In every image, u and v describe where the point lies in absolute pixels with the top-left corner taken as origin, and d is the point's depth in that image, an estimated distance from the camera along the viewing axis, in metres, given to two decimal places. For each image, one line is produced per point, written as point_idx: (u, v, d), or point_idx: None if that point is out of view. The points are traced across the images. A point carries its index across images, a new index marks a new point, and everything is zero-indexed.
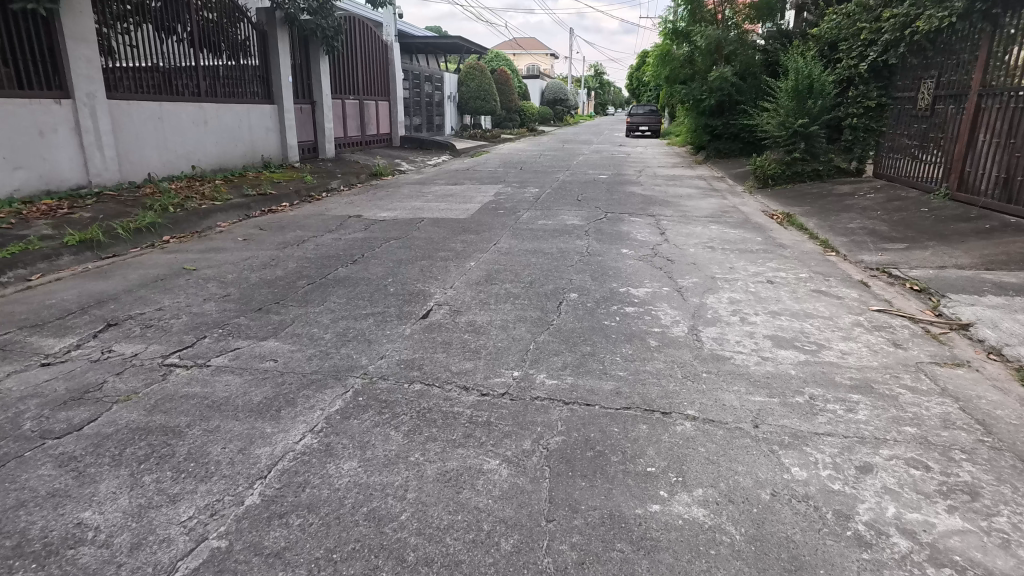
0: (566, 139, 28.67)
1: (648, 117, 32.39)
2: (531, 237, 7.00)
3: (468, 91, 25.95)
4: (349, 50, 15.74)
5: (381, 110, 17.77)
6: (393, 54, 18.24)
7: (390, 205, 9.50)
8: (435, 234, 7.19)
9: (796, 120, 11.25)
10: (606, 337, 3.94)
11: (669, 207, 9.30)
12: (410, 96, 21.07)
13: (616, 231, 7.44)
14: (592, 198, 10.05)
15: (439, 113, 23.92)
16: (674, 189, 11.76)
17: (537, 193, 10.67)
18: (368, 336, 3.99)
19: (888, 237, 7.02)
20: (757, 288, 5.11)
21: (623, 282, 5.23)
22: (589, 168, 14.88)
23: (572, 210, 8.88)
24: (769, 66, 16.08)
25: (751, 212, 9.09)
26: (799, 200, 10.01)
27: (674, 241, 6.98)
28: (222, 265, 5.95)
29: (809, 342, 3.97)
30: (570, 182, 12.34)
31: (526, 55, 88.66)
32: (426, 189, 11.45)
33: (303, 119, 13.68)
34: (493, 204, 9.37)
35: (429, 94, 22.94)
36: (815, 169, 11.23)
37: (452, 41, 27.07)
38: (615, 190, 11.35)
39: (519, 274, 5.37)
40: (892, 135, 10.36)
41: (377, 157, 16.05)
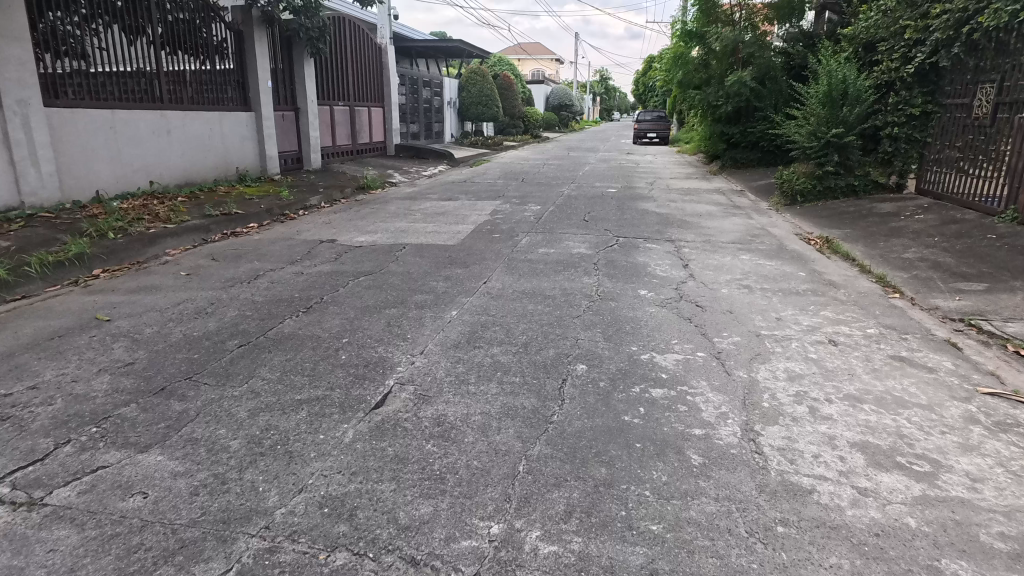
0: (572, 146, 27.56)
1: (657, 123, 31.20)
2: (529, 272, 5.86)
3: (471, 95, 24.70)
4: (337, 52, 14.66)
5: (373, 117, 16.67)
6: (387, 57, 17.16)
7: (372, 227, 8.36)
8: (416, 267, 6.05)
9: (827, 129, 10.08)
10: (627, 451, 2.77)
11: (689, 229, 8.16)
12: (407, 102, 20.01)
13: (631, 263, 6.29)
14: (602, 218, 8.90)
15: (438, 120, 22.82)
16: (692, 205, 10.61)
17: (539, 211, 9.53)
18: (293, 444, 2.84)
19: (959, 274, 5.83)
20: (817, 354, 3.96)
21: (644, 343, 4.08)
22: (597, 181, 13.74)
23: (578, 233, 7.74)
24: (791, 69, 14.88)
25: (784, 236, 7.93)
26: (835, 221, 8.83)
27: (701, 277, 5.83)
28: (146, 312, 4.83)
29: (916, 457, 2.80)
30: (575, 197, 11.20)
31: (531, 60, 87.77)
32: (417, 205, 10.32)
33: (284, 127, 12.58)
34: (488, 226, 8.25)
35: (428, 99, 21.84)
36: (849, 184, 10.04)
37: (452, 44, 25.96)
38: (626, 207, 10.23)
39: (512, 332, 4.22)
40: (941, 146, 9.15)
41: (367, 167, 14.95)
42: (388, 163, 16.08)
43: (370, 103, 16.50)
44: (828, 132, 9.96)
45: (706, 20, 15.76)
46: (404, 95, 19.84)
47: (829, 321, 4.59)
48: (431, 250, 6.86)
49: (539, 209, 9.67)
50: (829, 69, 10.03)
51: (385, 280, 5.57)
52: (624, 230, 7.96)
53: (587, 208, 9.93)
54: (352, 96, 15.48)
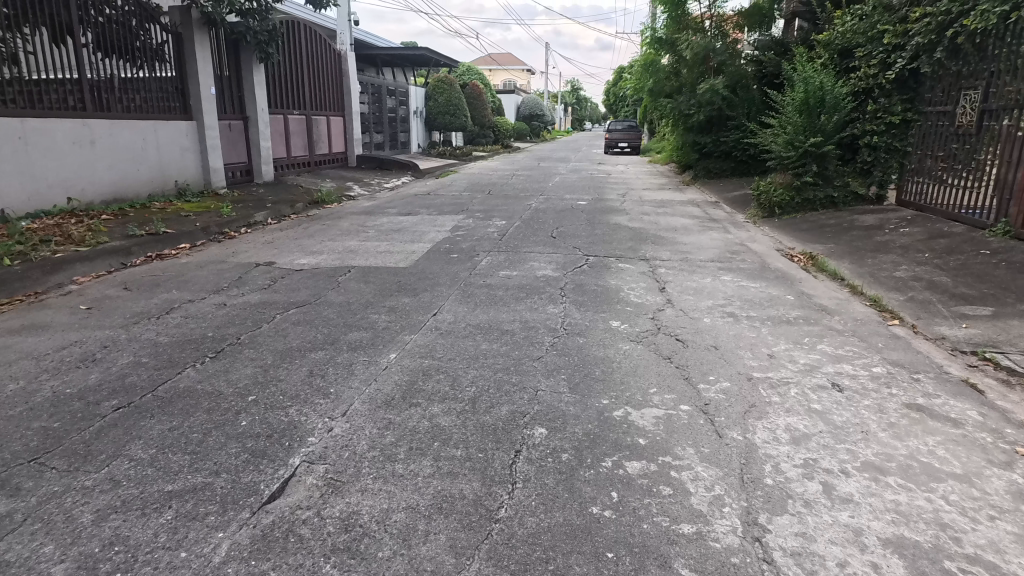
0: (542, 156, 27.06)
1: (627, 134, 30.97)
2: (487, 299, 5.17)
3: (438, 104, 24.02)
4: (291, 59, 13.85)
5: (332, 127, 15.85)
6: (347, 64, 16.39)
7: (318, 246, 7.57)
8: (358, 295, 5.31)
9: (805, 138, 9.65)
10: (596, 566, 2.08)
11: (665, 245, 7.58)
12: (370, 112, 19.23)
13: (601, 287, 5.64)
14: (571, 234, 8.27)
15: (403, 130, 22.07)
16: (666, 218, 10.07)
17: (504, 226, 8.87)
18: (142, 568, 2.08)
19: (959, 296, 5.32)
20: (822, 405, 3.33)
21: (618, 393, 3.41)
22: (567, 192, 13.15)
23: (545, 252, 7.08)
24: (763, 78, 14.54)
25: (766, 252, 7.39)
26: (817, 234, 8.35)
27: (680, 303, 5.21)
28: (18, 361, 3.99)
29: (969, 560, 2.16)
30: (543, 210, 10.57)
31: (502, 71, 87.71)
32: (372, 221, 9.55)
33: (231, 137, 11.71)
34: (448, 245, 7.54)
35: (392, 109, 21.09)
36: (828, 196, 9.60)
37: (418, 52, 25.28)
38: (597, 221, 9.64)
39: (459, 381, 3.51)
40: (923, 156, 8.75)
41: (325, 179, 14.12)
42: (348, 175, 15.27)
43: (329, 112, 15.70)
44: (806, 142, 9.53)
45: (676, 27, 15.35)
46: (367, 103, 19.06)
47: (828, 358, 3.99)
48: (380, 274, 6.13)
49: (504, 224, 9.00)
50: (805, 75, 9.61)
51: (320, 313, 4.81)
52: (595, 247, 7.33)
53: (557, 222, 9.30)
54: (309, 105, 14.68)
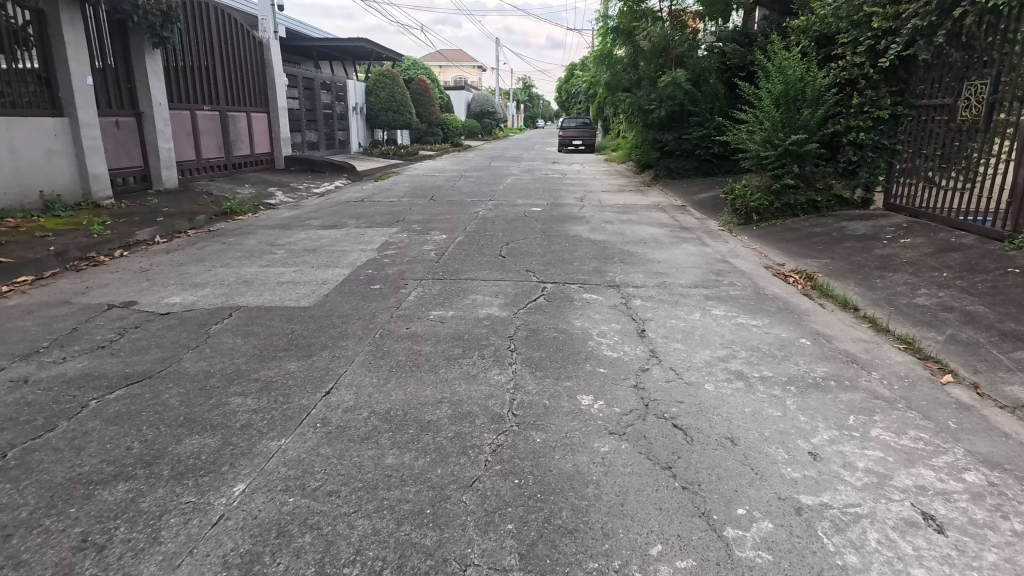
0: (494, 155, 25.67)
1: (581, 131, 29.91)
2: (408, 361, 3.74)
3: (380, 100, 22.22)
4: (197, 46, 12.02)
5: (253, 124, 14.02)
6: (269, 54, 14.58)
7: (204, 275, 5.98)
8: (225, 359, 3.79)
9: (784, 135, 8.58)
10: None
11: (636, 265, 6.30)
12: (302, 108, 17.39)
13: (564, 332, 4.29)
14: (524, 250, 6.90)
15: (341, 128, 20.25)
16: (634, 226, 8.82)
17: (445, 241, 7.44)
18: None
19: (1013, 334, 4.20)
20: (929, 573, 2.05)
21: (601, 566, 2.04)
22: (520, 197, 11.79)
23: (492, 278, 5.68)
24: (726, 71, 13.57)
25: (755, 272, 6.21)
26: (806, 246, 7.26)
27: (669, 357, 3.91)
28: None
29: None
30: (492, 219, 9.17)
31: (453, 68, 85.83)
32: (286, 236, 7.97)
33: (119, 138, 9.85)
34: (371, 270, 6.07)
35: (328, 104, 19.26)
36: (811, 200, 8.54)
37: (358, 44, 23.41)
38: (556, 230, 8.32)
39: (336, 551, 2.09)
40: (915, 154, 7.78)
41: (243, 185, 12.32)
42: (272, 179, 13.48)
43: (249, 108, 13.88)
44: (786, 140, 8.46)
45: (633, 15, 14.20)
46: (298, 98, 17.21)
47: (897, 457, 2.73)
48: (270, 318, 4.62)
49: (445, 238, 7.58)
50: (784, 64, 8.53)
51: (156, 397, 3.28)
52: (554, 270, 5.98)
53: (508, 235, 7.92)
54: (224, 100, 12.87)
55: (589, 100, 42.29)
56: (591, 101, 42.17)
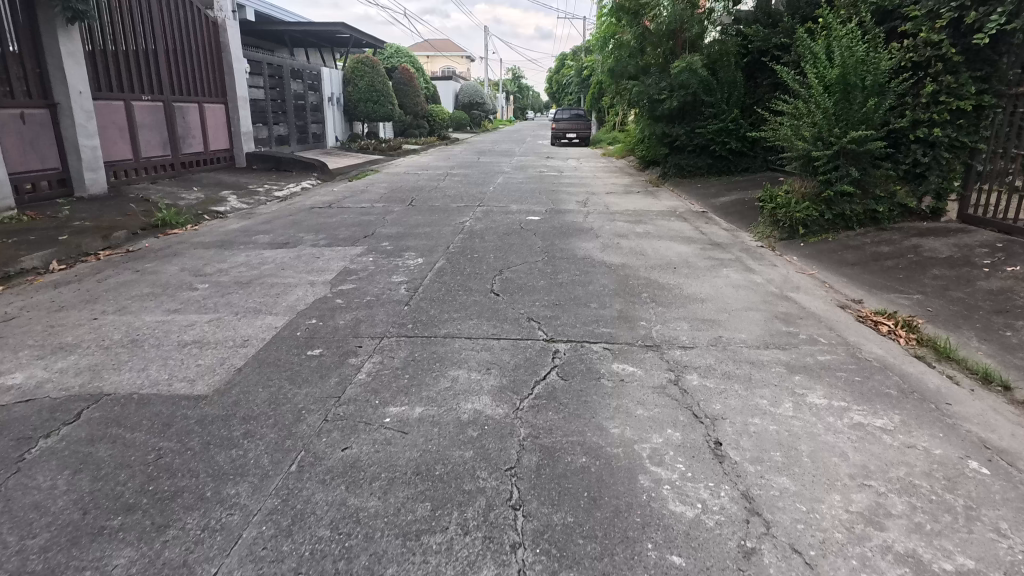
0: (483, 149, 23.97)
1: (575, 123, 28.24)
2: (333, 542, 2.12)
3: (358, 90, 20.31)
4: (131, 24, 10.21)
5: (207, 117, 12.25)
6: (226, 35, 12.74)
7: (82, 330, 4.31)
8: (12, 539, 2.16)
9: (840, 131, 6.99)
10: None
11: (675, 308, 4.71)
12: (268, 97, 15.58)
13: (595, 453, 2.69)
14: (524, 282, 5.25)
15: (315, 120, 18.42)
16: (655, 242, 7.23)
17: (423, 267, 5.82)
18: None
19: None
20: None
21: None
22: (515, 201, 10.13)
23: (481, 335, 4.04)
24: (745, 55, 12.00)
25: (833, 318, 4.65)
26: (880, 274, 5.73)
27: (779, 514, 2.33)
28: None
29: None
30: (481, 231, 7.55)
31: (441, 58, 83.59)
32: (222, 259, 6.32)
33: (28, 135, 8.12)
34: (317, 318, 4.44)
35: (299, 94, 17.39)
36: (870, 210, 6.99)
37: (334, 28, 21.43)
38: (563, 249, 6.71)
39: None
40: (1007, 154, 6.25)
41: (190, 188, 10.59)
42: (228, 180, 11.75)
43: (201, 97, 12.09)
44: (843, 137, 6.87)
45: None
46: (264, 87, 15.37)
47: None
48: (135, 423, 2.97)
49: (421, 263, 5.96)
50: (841, 43, 6.93)
51: None
52: (564, 319, 4.38)
53: (503, 255, 6.27)
54: (168, 88, 11.09)
55: (581, 91, 40.63)
56: (584, 92, 40.47)
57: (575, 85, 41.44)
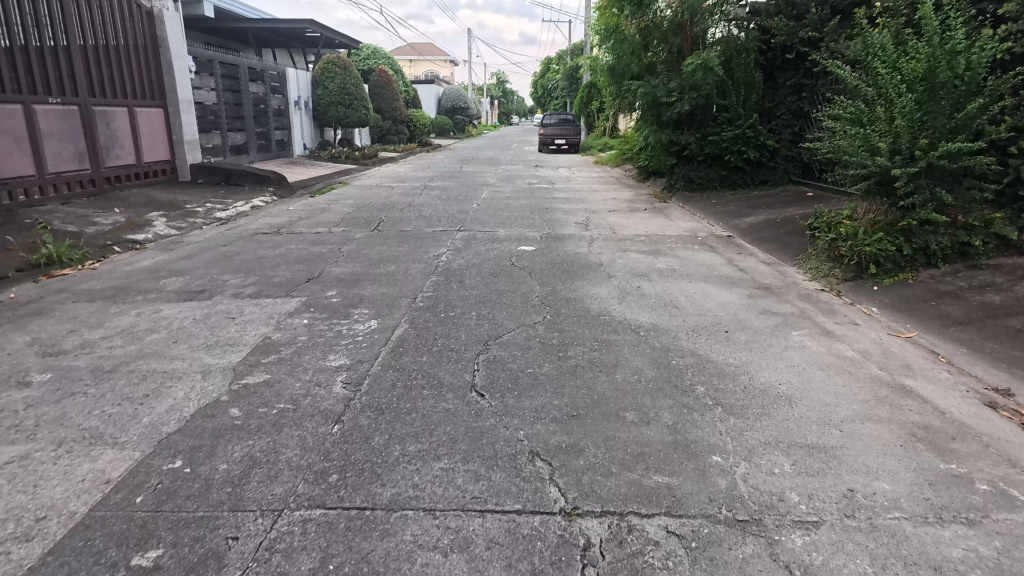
0: (467, 157, 22.31)
1: (563, 128, 26.67)
2: None
3: (328, 93, 18.51)
4: (33, 13, 8.41)
5: (139, 123, 10.44)
6: (164, 29, 10.94)
7: None
8: None
9: (925, 142, 5.41)
10: None
11: (756, 422, 3.04)
12: (222, 101, 13.77)
13: None
14: (522, 370, 3.54)
15: (278, 126, 16.61)
16: (686, 285, 5.58)
17: (375, 337, 4.09)
18: None
19: None
20: None
21: None
22: (502, 224, 8.43)
23: (449, 504, 2.33)
24: (765, 52, 10.58)
25: (999, 435, 3.01)
26: (1011, 342, 4.13)
27: None
28: None
29: None
30: (462, 272, 5.81)
31: (424, 61, 81.80)
32: (99, 322, 4.54)
33: None
34: (184, 458, 2.70)
35: (259, 97, 15.54)
36: (961, 242, 5.41)
37: (302, 25, 19.55)
38: (570, 299, 5.01)
39: None
40: None
41: (110, 209, 8.77)
42: (162, 198, 9.92)
43: (132, 101, 10.28)
44: (931, 149, 5.29)
45: None
46: (216, 90, 13.53)
47: None
48: None
49: (374, 330, 4.23)
50: (927, 28, 5.36)
51: None
52: (589, 454, 2.69)
53: (490, 313, 4.57)
54: (86, 90, 9.27)
55: (569, 95, 39.20)
56: (572, 95, 39.00)
57: (563, 88, 39.97)
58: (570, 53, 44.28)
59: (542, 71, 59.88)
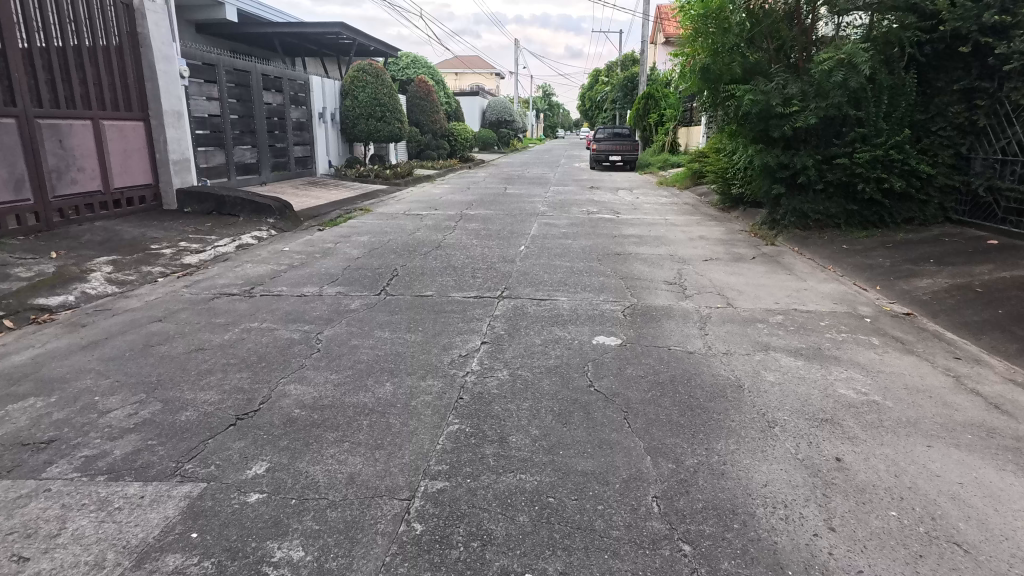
0: (512, 176, 19.92)
1: (619, 144, 24.03)
2: None
3: (358, 104, 16.42)
4: None
5: (110, 139, 8.44)
6: (145, 24, 8.93)
7: None
8: None
9: None
10: None
11: None
12: (228, 113, 11.78)
13: None
14: None
15: (299, 142, 14.60)
16: (933, 464, 2.90)
17: None
18: None
19: None
20: None
21: None
22: (562, 287, 5.87)
23: None
24: (922, 46, 7.73)
25: None
26: None
27: None
28: None
29: None
30: (503, 410, 3.28)
31: (470, 75, 80.64)
32: None
33: None
34: None
35: (275, 109, 13.51)
36: None
37: (332, 29, 17.54)
38: (726, 517, 2.42)
39: None
40: None
41: (45, 253, 6.67)
42: (127, 234, 7.82)
43: (98, 112, 8.26)
44: None
45: None
46: (220, 99, 11.51)
47: None
48: None
49: None
50: None
51: None
52: None
53: None
54: (30, 98, 7.26)
55: (621, 107, 36.51)
56: (624, 107, 36.30)
57: (614, 100, 37.34)
58: (622, 64, 41.68)
59: (590, 83, 57.43)
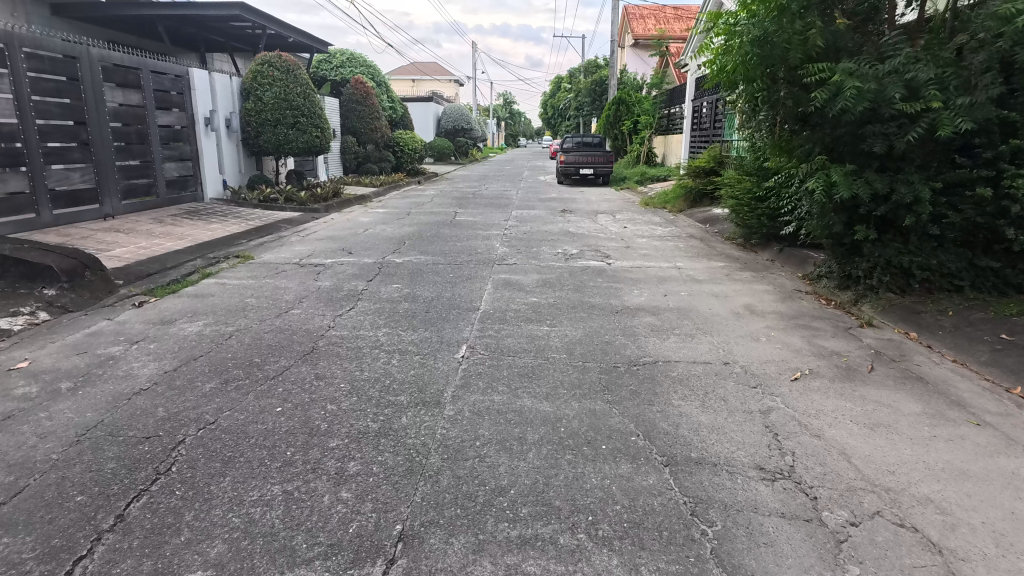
0: (467, 195, 16.43)
1: (590, 155, 20.83)
2: None
3: (260, 107, 12.67)
4: None
5: None
6: None
7: None
8: None
9: None
10: None
11: None
12: (34, 117, 7.99)
13: None
14: None
15: (171, 158, 10.84)
16: None
17: None
18: None
19: None
20: None
21: None
22: (539, 529, 2.41)
23: None
24: None
25: None
26: None
27: None
28: None
29: None
30: None
31: (427, 82, 77.19)
32: None
33: None
34: None
35: (127, 112, 9.74)
36: None
37: (230, 12, 13.82)
38: None
39: None
40: None
41: None
42: None
43: None
44: None
45: None
46: (16, 98, 7.75)
47: None
48: None
49: None
50: None
51: None
52: None
53: None
54: None
55: (588, 113, 33.55)
56: (591, 113, 33.38)
57: (579, 105, 34.37)
58: (586, 68, 38.87)
59: (553, 89, 54.67)
